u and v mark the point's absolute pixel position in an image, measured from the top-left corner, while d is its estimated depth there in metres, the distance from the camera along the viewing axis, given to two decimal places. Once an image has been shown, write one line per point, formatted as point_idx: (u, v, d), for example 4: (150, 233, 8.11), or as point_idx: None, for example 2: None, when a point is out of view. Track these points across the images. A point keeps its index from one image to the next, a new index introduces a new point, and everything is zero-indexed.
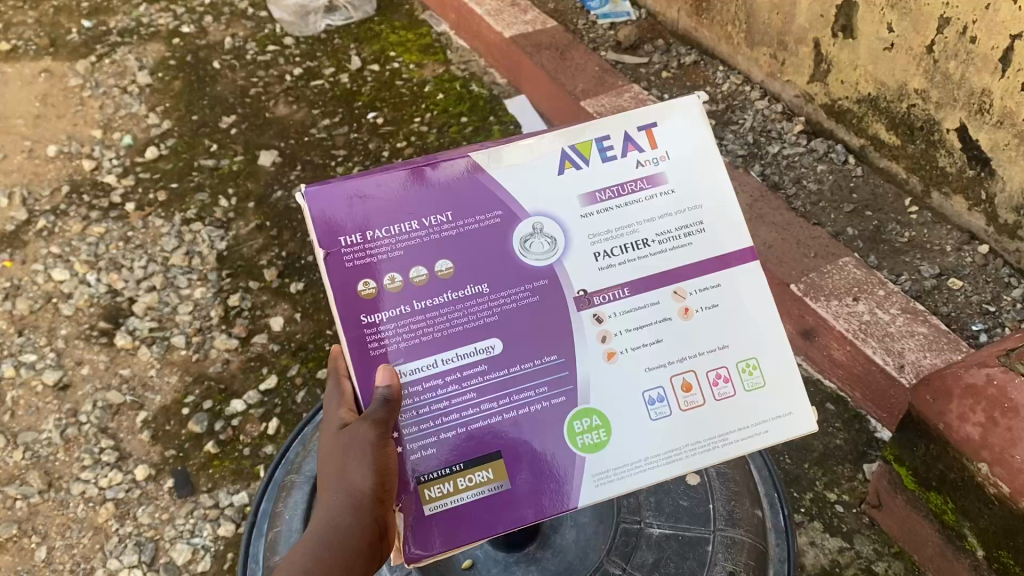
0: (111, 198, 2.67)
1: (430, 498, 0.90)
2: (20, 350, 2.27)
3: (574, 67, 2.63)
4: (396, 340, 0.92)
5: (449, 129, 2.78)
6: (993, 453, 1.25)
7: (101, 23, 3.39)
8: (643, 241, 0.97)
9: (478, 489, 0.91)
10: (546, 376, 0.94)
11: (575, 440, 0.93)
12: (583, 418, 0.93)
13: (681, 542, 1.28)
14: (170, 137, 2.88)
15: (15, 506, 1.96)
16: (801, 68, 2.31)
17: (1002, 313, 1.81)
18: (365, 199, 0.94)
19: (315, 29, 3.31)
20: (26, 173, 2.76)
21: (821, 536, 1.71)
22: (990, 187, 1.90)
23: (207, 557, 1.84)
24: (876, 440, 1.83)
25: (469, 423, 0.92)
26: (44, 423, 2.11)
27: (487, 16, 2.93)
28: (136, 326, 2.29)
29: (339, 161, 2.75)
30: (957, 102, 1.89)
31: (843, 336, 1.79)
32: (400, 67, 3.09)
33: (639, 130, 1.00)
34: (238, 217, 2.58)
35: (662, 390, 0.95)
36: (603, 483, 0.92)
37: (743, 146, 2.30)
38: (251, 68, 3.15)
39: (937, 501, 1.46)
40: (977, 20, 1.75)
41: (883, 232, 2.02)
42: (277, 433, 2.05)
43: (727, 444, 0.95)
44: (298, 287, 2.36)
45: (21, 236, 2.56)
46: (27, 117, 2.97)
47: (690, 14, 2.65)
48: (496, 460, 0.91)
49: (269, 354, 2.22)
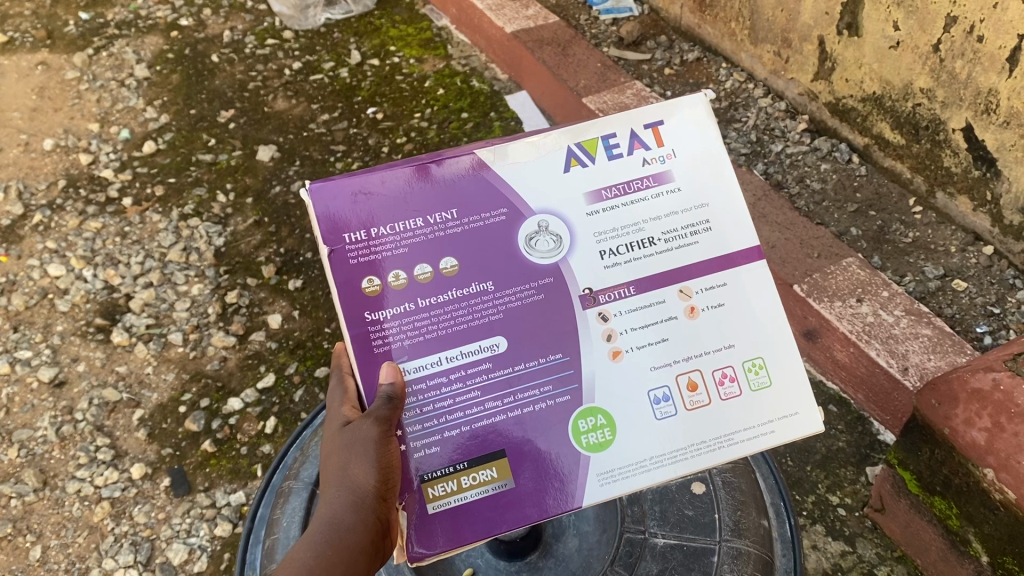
0: (108, 192, 2.65)
1: (434, 496, 0.88)
2: (15, 347, 2.25)
3: (576, 63, 2.60)
4: (399, 337, 0.91)
5: (449, 125, 2.75)
6: (999, 459, 1.24)
7: (99, 16, 3.36)
8: (649, 239, 0.96)
9: (481, 488, 0.89)
10: (550, 374, 0.92)
11: (580, 439, 0.91)
12: (588, 417, 0.91)
13: (685, 553, 1.26)
14: (167, 131, 2.86)
15: (10, 504, 1.94)
16: (806, 65, 2.28)
17: (1007, 315, 1.78)
18: (370, 196, 0.93)
19: (315, 22, 3.29)
20: (22, 166, 2.74)
21: (823, 540, 1.70)
22: (996, 187, 1.88)
23: (203, 557, 1.83)
24: (879, 443, 1.81)
25: (474, 421, 0.90)
26: (39, 421, 2.09)
27: (487, 11, 2.91)
28: (132, 322, 2.27)
29: (338, 157, 2.72)
30: (963, 101, 1.87)
31: (847, 337, 1.78)
32: (400, 62, 3.06)
33: (645, 128, 0.99)
34: (236, 213, 2.56)
35: (667, 390, 0.93)
36: (608, 482, 0.90)
37: (746, 145, 2.28)
38: (250, 62, 3.12)
39: (941, 506, 1.45)
40: (985, 19, 1.73)
41: (886, 232, 2.00)
42: (275, 432, 2.03)
43: (733, 443, 0.93)
44: (296, 284, 2.34)
45: (16, 231, 2.54)
46: (24, 110, 2.94)
47: (694, 10, 2.63)
48: (500, 459, 0.90)
49: (267, 352, 2.20)
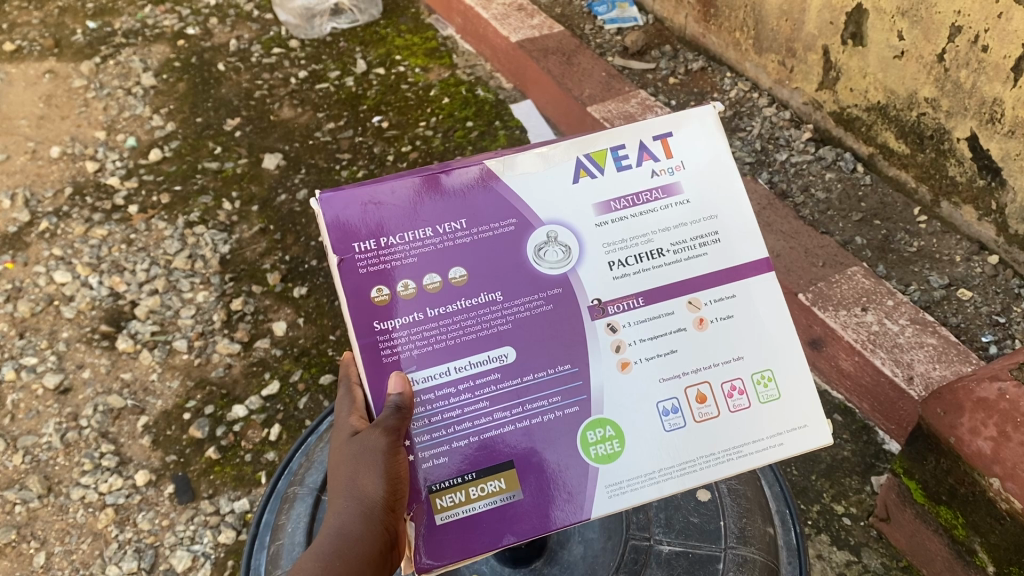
0: (114, 200, 2.66)
1: (442, 507, 0.88)
2: (21, 353, 2.25)
3: (581, 73, 2.61)
4: (408, 347, 0.91)
5: (454, 133, 2.77)
6: (1005, 468, 1.23)
7: (107, 24, 3.38)
8: (658, 251, 0.96)
9: (489, 499, 0.89)
10: (559, 386, 0.92)
11: (588, 451, 0.91)
12: (596, 429, 0.91)
13: (691, 560, 1.26)
14: (174, 139, 2.87)
15: (13, 510, 1.94)
16: (810, 75, 2.29)
17: (1012, 325, 1.78)
18: (379, 205, 0.93)
19: (321, 31, 3.30)
20: (29, 174, 2.75)
21: (828, 549, 1.70)
22: (1001, 197, 1.88)
23: (207, 564, 1.82)
24: (885, 452, 1.81)
25: (482, 431, 0.90)
26: (44, 427, 2.10)
27: (493, 20, 2.91)
28: (137, 329, 2.28)
29: (343, 165, 2.73)
30: (968, 111, 1.88)
31: (852, 346, 1.77)
32: (406, 71, 3.08)
33: (655, 139, 0.99)
34: (241, 221, 2.57)
35: (675, 401, 0.93)
36: (616, 494, 0.90)
37: (750, 154, 2.29)
38: (256, 70, 3.14)
39: (946, 515, 1.44)
40: (989, 28, 1.73)
41: (891, 242, 2.00)
42: (279, 439, 2.03)
43: (742, 456, 0.93)
44: (300, 291, 2.35)
45: (23, 237, 2.55)
46: (30, 117, 2.97)
47: (698, 21, 2.64)
48: (508, 470, 0.90)
49: (271, 359, 2.20)
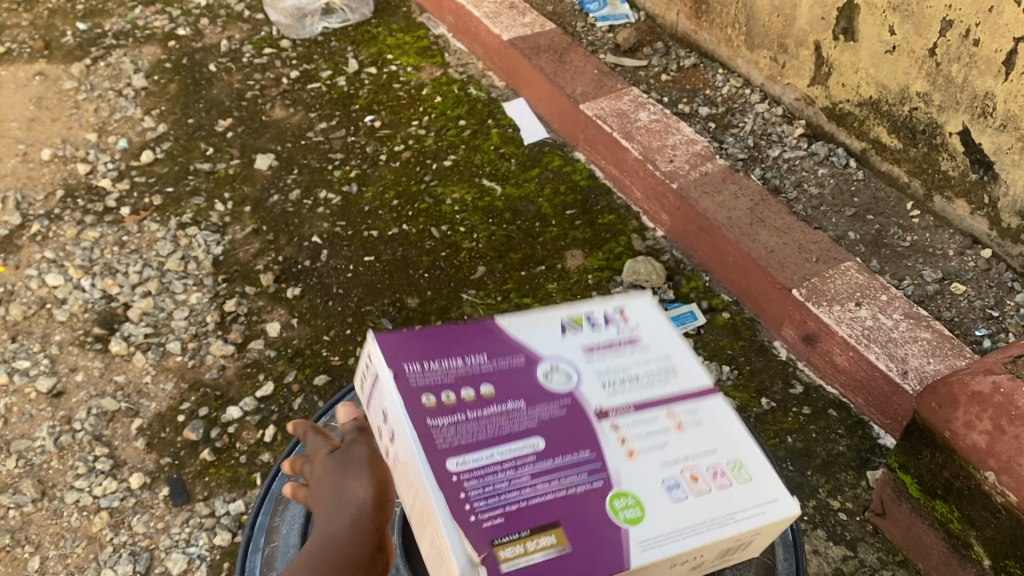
0: (106, 202, 2.65)
1: (507, 557, 0.82)
2: (13, 357, 2.24)
3: (573, 70, 2.61)
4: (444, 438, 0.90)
5: (447, 132, 2.76)
6: (1000, 461, 1.24)
7: (96, 26, 3.36)
8: (637, 374, 1.00)
9: (545, 551, 0.84)
10: (583, 467, 0.91)
11: (618, 514, 0.87)
12: (620, 496, 0.89)
13: None
14: (165, 140, 2.86)
15: (7, 515, 1.93)
16: (802, 70, 2.29)
17: (1005, 318, 1.79)
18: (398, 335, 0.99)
19: (312, 31, 3.29)
20: (20, 177, 2.74)
21: (824, 544, 1.69)
22: (993, 191, 1.89)
23: (203, 567, 1.82)
24: (880, 446, 1.82)
25: (530, 497, 0.87)
26: (37, 430, 2.08)
27: (485, 19, 2.90)
28: (130, 332, 2.27)
29: (336, 165, 2.72)
30: (960, 105, 1.88)
31: (846, 341, 1.78)
32: (398, 69, 3.07)
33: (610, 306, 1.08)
34: (234, 221, 2.56)
35: (675, 478, 0.91)
36: (652, 546, 0.85)
37: (743, 150, 2.29)
38: (248, 71, 3.13)
39: (942, 509, 1.45)
40: (980, 22, 1.74)
41: (884, 237, 2.01)
42: (273, 440, 2.03)
43: (737, 521, 0.89)
44: (294, 292, 2.34)
45: (14, 241, 2.54)
46: (21, 120, 2.95)
47: (690, 17, 2.64)
48: (556, 525, 0.86)
49: (265, 360, 2.19)
